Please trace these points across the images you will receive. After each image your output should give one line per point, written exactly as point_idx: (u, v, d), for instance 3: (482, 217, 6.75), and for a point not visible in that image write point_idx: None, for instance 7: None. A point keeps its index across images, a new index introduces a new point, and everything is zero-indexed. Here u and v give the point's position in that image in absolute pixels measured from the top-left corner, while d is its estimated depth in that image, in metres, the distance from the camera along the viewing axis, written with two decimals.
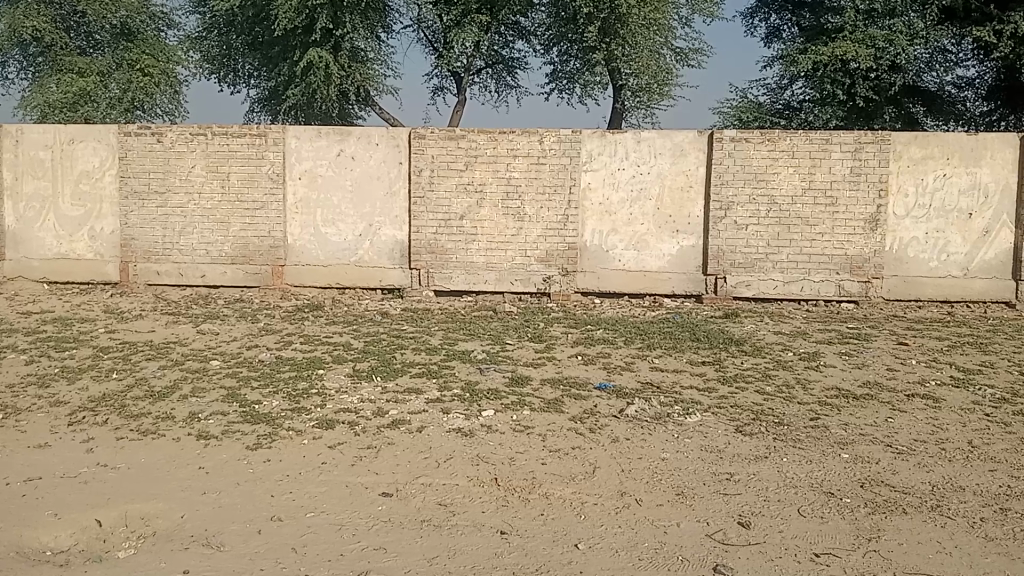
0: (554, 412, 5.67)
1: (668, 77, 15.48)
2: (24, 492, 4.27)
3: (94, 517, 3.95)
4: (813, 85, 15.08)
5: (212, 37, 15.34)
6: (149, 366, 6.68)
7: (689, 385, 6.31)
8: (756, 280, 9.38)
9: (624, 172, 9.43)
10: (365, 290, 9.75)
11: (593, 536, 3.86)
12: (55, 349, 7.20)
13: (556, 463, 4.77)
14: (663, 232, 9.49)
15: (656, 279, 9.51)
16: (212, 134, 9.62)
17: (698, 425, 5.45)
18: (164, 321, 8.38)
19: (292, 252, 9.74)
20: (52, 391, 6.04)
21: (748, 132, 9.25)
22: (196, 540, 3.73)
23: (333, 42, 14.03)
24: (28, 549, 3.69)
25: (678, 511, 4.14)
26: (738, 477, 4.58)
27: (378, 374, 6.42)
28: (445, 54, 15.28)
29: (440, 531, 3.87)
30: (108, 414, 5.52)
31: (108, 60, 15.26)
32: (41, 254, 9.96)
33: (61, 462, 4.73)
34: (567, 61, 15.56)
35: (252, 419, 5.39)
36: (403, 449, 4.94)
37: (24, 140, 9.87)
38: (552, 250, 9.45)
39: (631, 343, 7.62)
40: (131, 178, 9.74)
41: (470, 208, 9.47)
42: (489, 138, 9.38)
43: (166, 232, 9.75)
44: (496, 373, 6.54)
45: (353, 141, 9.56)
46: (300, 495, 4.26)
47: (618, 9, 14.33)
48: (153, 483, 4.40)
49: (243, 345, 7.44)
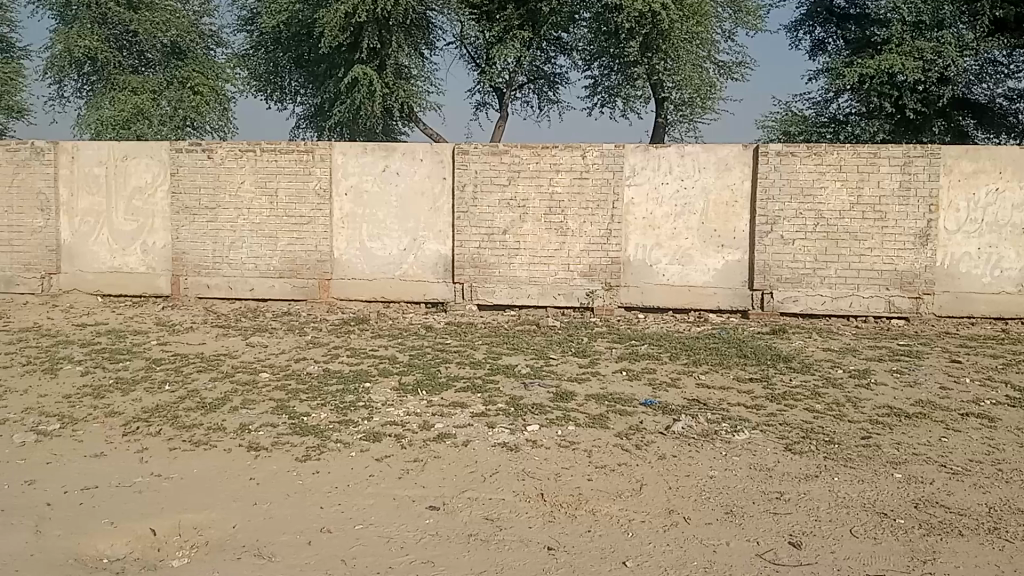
0: (600, 428, 5.64)
1: (711, 91, 15.39)
2: (81, 501, 4.37)
3: (149, 526, 4.03)
4: (861, 98, 15.06)
5: (259, 55, 15.70)
6: (200, 378, 6.80)
7: (736, 402, 6.24)
8: (804, 296, 9.25)
9: (668, 187, 9.39)
10: (409, 303, 9.83)
11: (641, 554, 3.82)
12: (110, 360, 7.37)
13: (603, 479, 4.75)
14: (708, 247, 9.42)
15: (700, 294, 9.45)
16: (261, 151, 9.79)
17: (747, 443, 5.38)
18: (215, 334, 8.53)
19: (337, 267, 9.87)
20: (107, 401, 6.18)
21: (794, 146, 9.16)
22: (248, 550, 3.78)
23: (379, 60, 14.36)
24: (85, 557, 3.77)
25: (728, 530, 4.09)
26: (788, 496, 4.52)
27: (423, 388, 6.45)
28: (487, 69, 15.45)
29: (488, 546, 3.88)
30: (161, 425, 5.62)
31: (160, 78, 15.66)
32: (94, 268, 10.21)
33: (115, 471, 4.83)
34: (608, 75, 15.58)
35: (301, 431, 5.45)
36: (449, 463, 4.96)
37: (80, 157, 10.16)
38: (595, 265, 9.44)
39: (677, 359, 7.57)
40: (182, 194, 9.95)
41: (513, 222, 9.50)
42: (531, 153, 9.41)
43: (216, 247, 9.93)
44: (541, 389, 6.52)
45: (397, 157, 9.68)
46: (349, 507, 4.29)
47: (660, 25, 14.22)
48: (205, 493, 4.47)
49: (291, 358, 7.54)
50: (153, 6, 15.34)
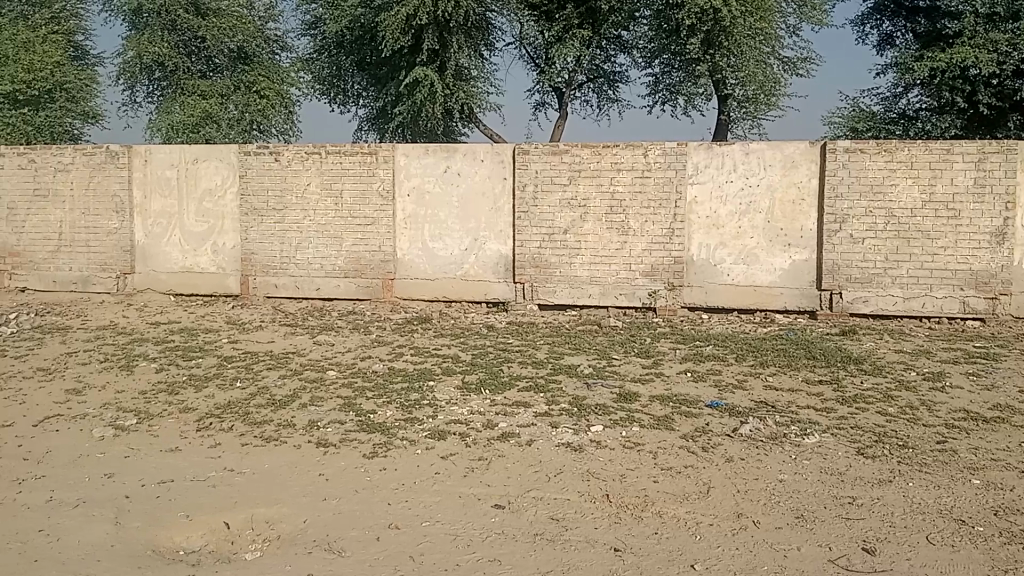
0: (665, 429, 5.59)
1: (776, 87, 15.10)
2: (158, 494, 4.51)
3: (223, 520, 4.14)
4: (930, 93, 14.60)
5: (323, 59, 15.93)
6: (270, 375, 6.95)
7: (805, 405, 6.12)
8: (874, 296, 9.02)
9: (733, 185, 9.26)
10: (471, 303, 9.89)
11: (710, 557, 3.78)
12: (183, 358, 7.58)
13: (669, 481, 4.70)
14: (774, 246, 9.25)
15: (766, 295, 9.30)
16: (326, 153, 9.95)
17: (817, 446, 5.27)
18: (283, 333, 8.70)
19: (400, 267, 9.98)
20: (181, 397, 6.35)
21: (864, 143, 8.94)
22: (319, 545, 3.85)
23: (440, 62, 14.44)
24: (162, 549, 3.88)
25: (799, 535, 4.01)
26: (861, 501, 4.41)
27: (486, 387, 6.48)
28: (547, 69, 15.45)
29: (554, 546, 3.87)
30: (233, 421, 5.76)
31: (228, 83, 16.03)
32: (167, 268, 10.51)
33: (190, 465, 4.97)
34: (669, 73, 15.47)
35: (368, 428, 5.53)
36: (514, 462, 4.98)
37: (153, 160, 10.47)
38: (658, 265, 9.35)
39: (743, 360, 7.45)
40: (251, 196, 10.18)
41: (574, 222, 9.48)
42: (593, 152, 9.37)
43: (284, 247, 10.13)
44: (604, 389, 6.48)
45: (459, 158, 9.74)
46: (416, 503, 4.34)
47: (722, 21, 14.01)
48: (277, 488, 4.57)
49: (357, 356, 7.65)
50: (220, 13, 15.88)
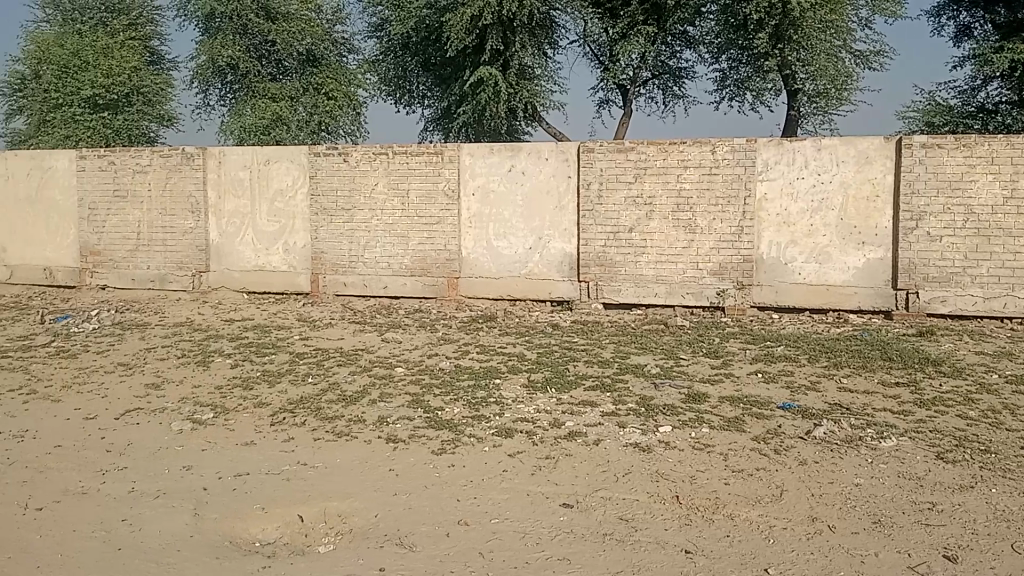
0: (736, 431, 5.50)
1: (847, 81, 14.72)
2: (235, 486, 4.63)
3: (297, 513, 4.23)
4: (1013, 86, 14.23)
5: (389, 60, 16.12)
6: (340, 372, 7.07)
7: (881, 407, 5.96)
8: (953, 296, 8.74)
9: (804, 182, 9.07)
10: (536, 302, 9.90)
11: (784, 561, 3.71)
12: (257, 354, 7.77)
13: (740, 483, 4.64)
14: (847, 244, 9.04)
15: (838, 294, 9.08)
16: (393, 153, 10.08)
17: (894, 449, 5.13)
18: (352, 330, 8.83)
19: (465, 265, 10.04)
20: (255, 392, 6.51)
21: (941, 137, 8.67)
22: (390, 539, 3.91)
23: (503, 60, 14.48)
24: (239, 540, 3.99)
25: (876, 541, 3.91)
26: (941, 508, 4.28)
27: (552, 386, 6.48)
28: (611, 67, 15.37)
29: (624, 546, 3.86)
30: (306, 416, 5.89)
31: (297, 85, 16.36)
32: (241, 266, 10.79)
33: (265, 459, 5.09)
34: (737, 68, 15.16)
35: (436, 425, 5.58)
36: (582, 461, 4.97)
37: (226, 161, 10.75)
38: (726, 264, 9.22)
39: (815, 361, 7.30)
40: (320, 196, 10.37)
41: (640, 220, 9.41)
42: (659, 149, 9.29)
43: (352, 246, 10.30)
44: (672, 390, 6.42)
45: (523, 157, 9.76)
46: (484, 500, 4.37)
47: (791, 14, 13.78)
48: (348, 482, 4.65)
49: (424, 354, 7.73)
50: (289, 16, 16.20)
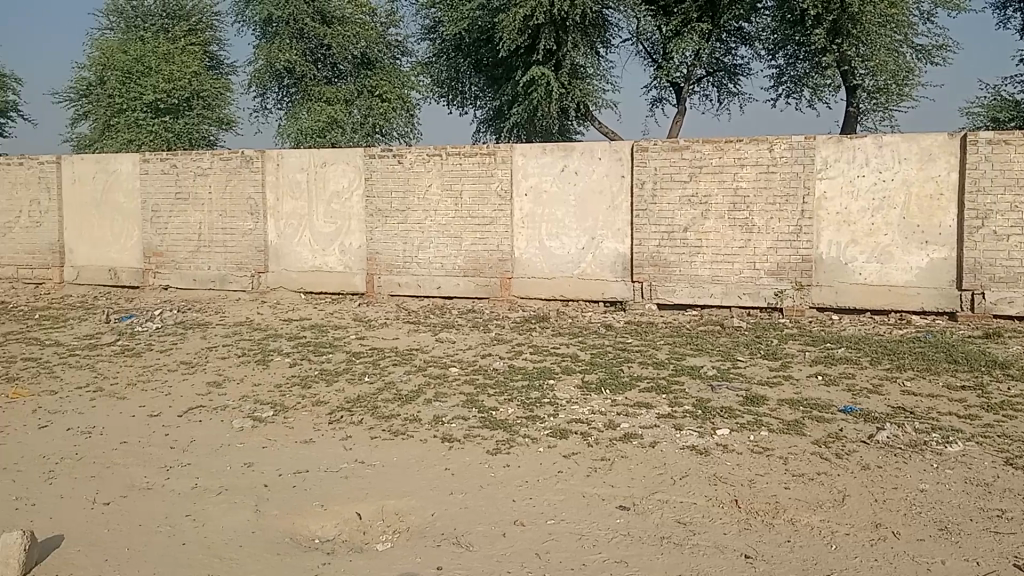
0: (796, 434, 5.42)
1: (909, 76, 14.36)
2: (295, 483, 4.72)
3: (356, 510, 4.29)
4: None
5: (441, 62, 16.22)
6: (396, 371, 7.14)
7: (947, 411, 5.80)
8: (1021, 297, 8.48)
9: (864, 180, 8.88)
10: (589, 302, 9.87)
11: (846, 568, 3.64)
12: (314, 353, 7.89)
13: (801, 488, 4.56)
14: (910, 244, 8.81)
15: (901, 295, 8.86)
16: (447, 154, 10.14)
17: (961, 455, 5.00)
18: (406, 330, 8.92)
19: (518, 266, 10.06)
20: (314, 391, 6.62)
21: (1009, 133, 8.41)
22: (447, 538, 3.94)
23: (556, 60, 14.46)
24: (300, 537, 4.06)
25: (942, 548, 3.81)
26: (1012, 515, 4.15)
27: (607, 387, 6.46)
28: (664, 65, 15.25)
29: (682, 550, 3.83)
30: (363, 414, 5.96)
31: (352, 88, 16.57)
32: (297, 267, 10.96)
33: (323, 457, 5.16)
34: (794, 64, 14.89)
35: (491, 425, 5.60)
36: (638, 463, 4.94)
37: (284, 163, 10.93)
38: (783, 264, 9.08)
39: (877, 363, 7.14)
40: (376, 197, 10.49)
41: (695, 220, 9.32)
42: (714, 148, 9.18)
43: (407, 247, 10.40)
44: (729, 391, 6.34)
45: (576, 157, 9.73)
46: (540, 501, 4.37)
47: (850, 8, 13.50)
48: (405, 481, 4.69)
49: (478, 353, 7.77)
50: (344, 20, 16.40)
